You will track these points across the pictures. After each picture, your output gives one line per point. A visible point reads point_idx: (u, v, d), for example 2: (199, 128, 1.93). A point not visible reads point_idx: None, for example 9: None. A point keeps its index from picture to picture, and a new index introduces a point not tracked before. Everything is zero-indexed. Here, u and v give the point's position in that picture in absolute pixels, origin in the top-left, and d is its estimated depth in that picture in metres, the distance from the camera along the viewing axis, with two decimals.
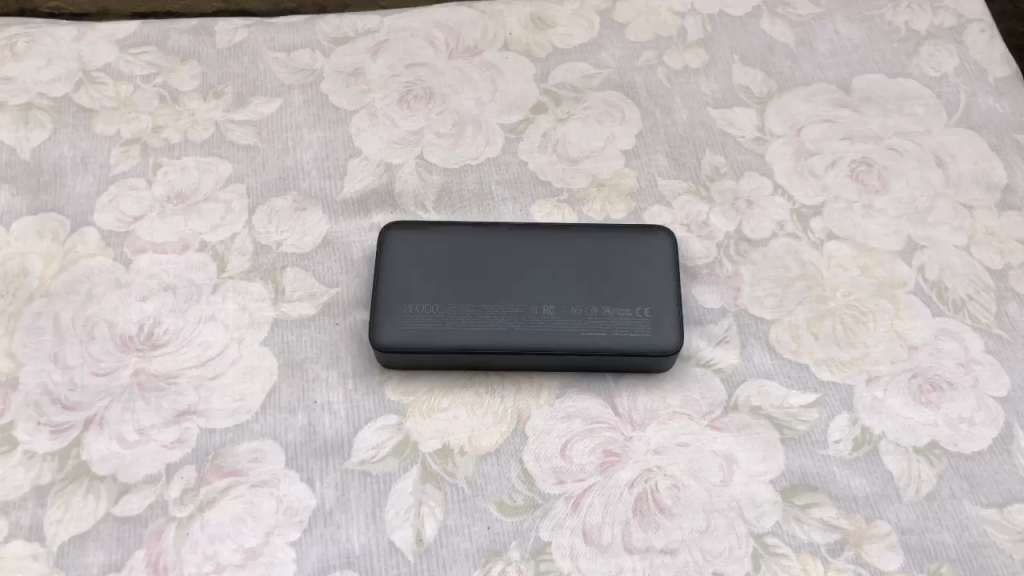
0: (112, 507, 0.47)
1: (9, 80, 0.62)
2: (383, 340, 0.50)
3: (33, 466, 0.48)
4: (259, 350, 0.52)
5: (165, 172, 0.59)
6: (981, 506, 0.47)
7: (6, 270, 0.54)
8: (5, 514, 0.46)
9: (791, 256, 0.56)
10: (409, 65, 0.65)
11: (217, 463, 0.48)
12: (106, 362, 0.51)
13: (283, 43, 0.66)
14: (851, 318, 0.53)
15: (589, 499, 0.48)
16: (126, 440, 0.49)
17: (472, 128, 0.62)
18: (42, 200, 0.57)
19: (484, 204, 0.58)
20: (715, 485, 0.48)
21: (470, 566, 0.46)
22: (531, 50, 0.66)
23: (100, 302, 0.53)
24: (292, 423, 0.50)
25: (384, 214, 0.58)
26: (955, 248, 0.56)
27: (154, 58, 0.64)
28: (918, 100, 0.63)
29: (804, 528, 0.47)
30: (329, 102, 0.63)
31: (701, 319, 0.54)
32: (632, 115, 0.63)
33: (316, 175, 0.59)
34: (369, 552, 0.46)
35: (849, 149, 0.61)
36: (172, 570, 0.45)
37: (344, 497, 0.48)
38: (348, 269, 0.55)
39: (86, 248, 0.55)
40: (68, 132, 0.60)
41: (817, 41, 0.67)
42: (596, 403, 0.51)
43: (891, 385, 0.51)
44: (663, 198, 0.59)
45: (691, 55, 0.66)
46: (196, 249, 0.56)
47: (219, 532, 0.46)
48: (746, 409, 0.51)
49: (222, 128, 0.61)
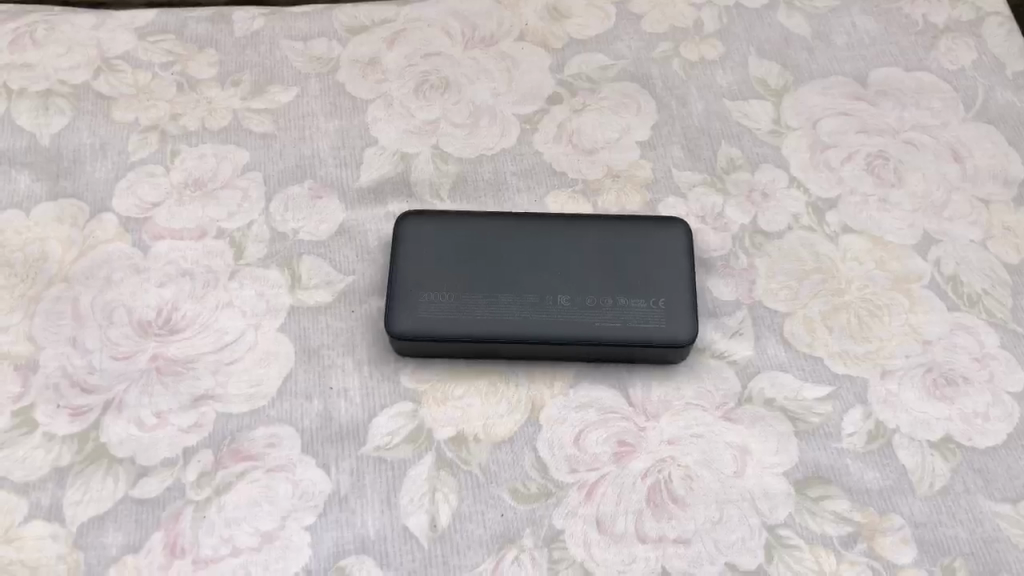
0: (130, 489, 0.47)
1: (30, 67, 0.63)
2: (399, 329, 0.50)
3: (53, 448, 0.48)
4: (276, 337, 0.52)
5: (182, 159, 0.59)
6: (994, 501, 0.48)
7: (26, 254, 0.55)
8: (26, 494, 0.47)
9: (805, 250, 0.56)
10: (425, 54, 0.65)
11: (234, 447, 0.49)
12: (125, 346, 0.52)
13: (300, 32, 0.66)
14: (865, 312, 0.53)
15: (602, 488, 0.48)
16: (144, 423, 0.49)
17: (488, 118, 0.62)
18: (61, 185, 0.58)
19: (499, 194, 0.59)
20: (728, 476, 0.48)
21: (483, 553, 0.46)
22: (547, 41, 0.66)
23: (119, 287, 0.54)
24: (308, 409, 0.50)
25: (400, 203, 0.58)
26: (971, 243, 0.56)
27: (172, 46, 0.65)
28: (936, 93, 0.63)
29: (817, 520, 0.47)
30: (346, 91, 0.63)
31: (715, 311, 0.54)
32: (647, 107, 0.63)
33: (332, 163, 0.60)
34: (384, 538, 0.47)
35: (865, 143, 0.61)
36: (189, 552, 0.46)
37: (359, 482, 0.48)
38: (364, 257, 0.56)
39: (104, 234, 0.56)
40: (87, 119, 0.61)
41: (834, 34, 0.66)
42: (610, 393, 0.51)
43: (906, 379, 0.51)
44: (678, 189, 0.59)
45: (706, 47, 0.66)
46: (214, 236, 0.56)
47: (236, 515, 0.47)
48: (760, 401, 0.51)
49: (240, 116, 0.61)
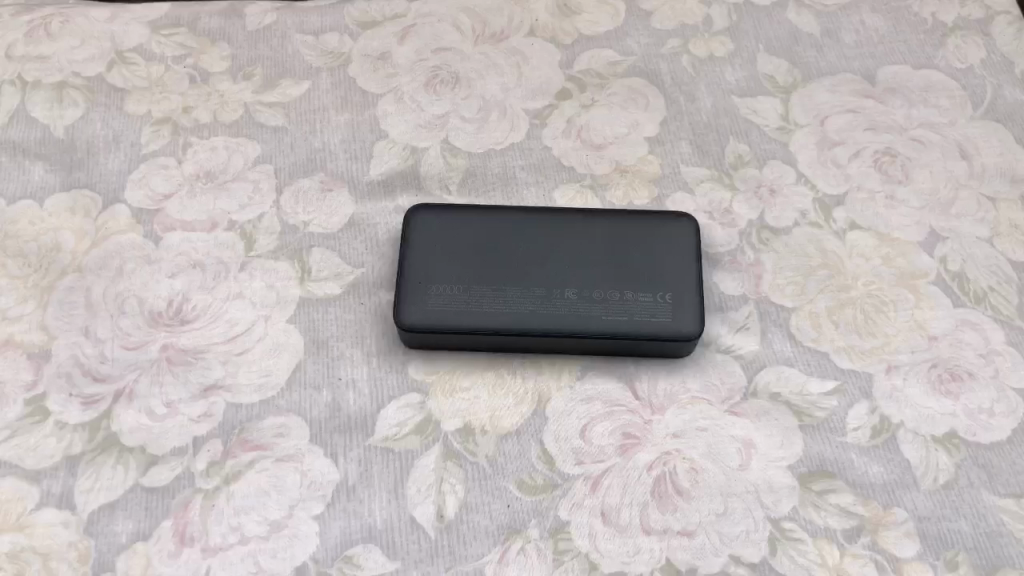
0: (140, 477, 0.48)
1: (44, 60, 0.64)
2: (407, 320, 0.51)
3: (65, 436, 0.49)
4: (285, 328, 0.53)
5: (194, 152, 0.60)
6: (998, 495, 0.48)
7: (40, 245, 0.55)
8: (38, 482, 0.48)
9: (811, 245, 0.56)
10: (435, 49, 0.65)
11: (243, 437, 0.49)
12: (136, 336, 0.52)
13: (311, 26, 0.66)
14: (871, 308, 0.54)
15: (607, 480, 0.48)
16: (154, 413, 0.50)
17: (497, 113, 0.62)
18: (75, 176, 0.58)
19: (508, 188, 0.59)
20: (733, 469, 0.49)
21: (489, 543, 0.47)
22: (557, 36, 0.66)
23: (131, 278, 0.54)
24: (317, 399, 0.51)
25: (409, 196, 0.58)
26: (978, 240, 0.56)
27: (184, 40, 0.65)
28: (944, 91, 0.63)
29: (821, 513, 0.47)
30: (356, 85, 0.64)
31: (722, 305, 0.54)
32: (656, 103, 0.63)
33: (343, 157, 0.60)
34: (391, 527, 0.47)
35: (873, 140, 0.61)
36: (198, 540, 0.46)
37: (367, 472, 0.49)
38: (373, 250, 0.56)
39: (116, 226, 0.56)
40: (101, 111, 0.61)
41: (843, 32, 0.67)
42: (617, 386, 0.51)
43: (911, 374, 0.51)
44: (686, 185, 0.59)
45: (715, 44, 0.66)
46: (224, 228, 0.57)
47: (245, 505, 0.47)
48: (765, 395, 0.51)
49: (251, 110, 0.62)
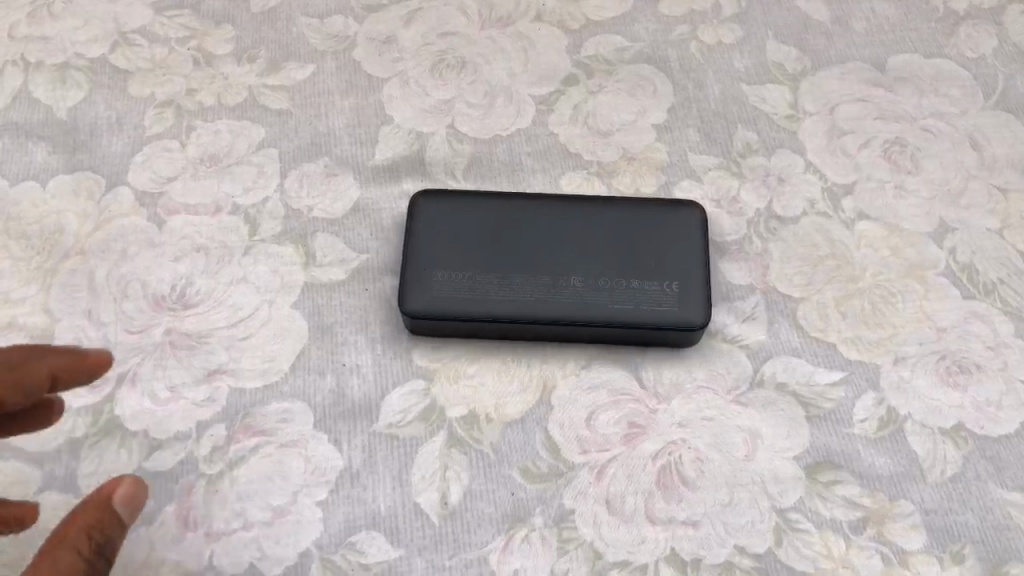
0: (143, 462, 0.48)
1: (46, 41, 0.63)
2: (412, 308, 0.50)
3: (68, 420, 0.49)
4: (289, 313, 0.53)
5: (198, 135, 0.59)
6: (1005, 489, 0.48)
7: (42, 227, 0.55)
8: (40, 465, 0.47)
9: (819, 235, 0.56)
10: (440, 34, 0.65)
11: (247, 422, 0.49)
12: (140, 320, 0.52)
13: (316, 9, 0.66)
14: (878, 299, 0.53)
15: (612, 469, 0.48)
16: (157, 397, 0.49)
17: (503, 99, 0.62)
18: (78, 158, 0.58)
19: (514, 175, 0.59)
20: (739, 459, 0.48)
21: (493, 531, 0.47)
22: (564, 21, 0.66)
23: (135, 262, 0.54)
24: (321, 385, 0.50)
25: (414, 182, 0.58)
26: (987, 231, 0.56)
27: (188, 22, 0.65)
28: (956, 81, 0.62)
29: (827, 505, 0.47)
30: (362, 69, 0.63)
31: (728, 294, 0.54)
32: (664, 90, 0.62)
33: (347, 142, 0.60)
34: (394, 514, 0.47)
35: (882, 130, 0.60)
36: (202, 525, 0.46)
37: (371, 458, 0.48)
38: (378, 235, 0.56)
39: (120, 209, 0.56)
40: (104, 93, 0.61)
41: (853, 20, 0.66)
42: (622, 375, 0.51)
43: (918, 366, 0.51)
44: (694, 173, 0.59)
45: (723, 31, 0.65)
46: (228, 213, 0.56)
47: (248, 490, 0.47)
48: (771, 385, 0.51)
49: (255, 93, 0.61)
